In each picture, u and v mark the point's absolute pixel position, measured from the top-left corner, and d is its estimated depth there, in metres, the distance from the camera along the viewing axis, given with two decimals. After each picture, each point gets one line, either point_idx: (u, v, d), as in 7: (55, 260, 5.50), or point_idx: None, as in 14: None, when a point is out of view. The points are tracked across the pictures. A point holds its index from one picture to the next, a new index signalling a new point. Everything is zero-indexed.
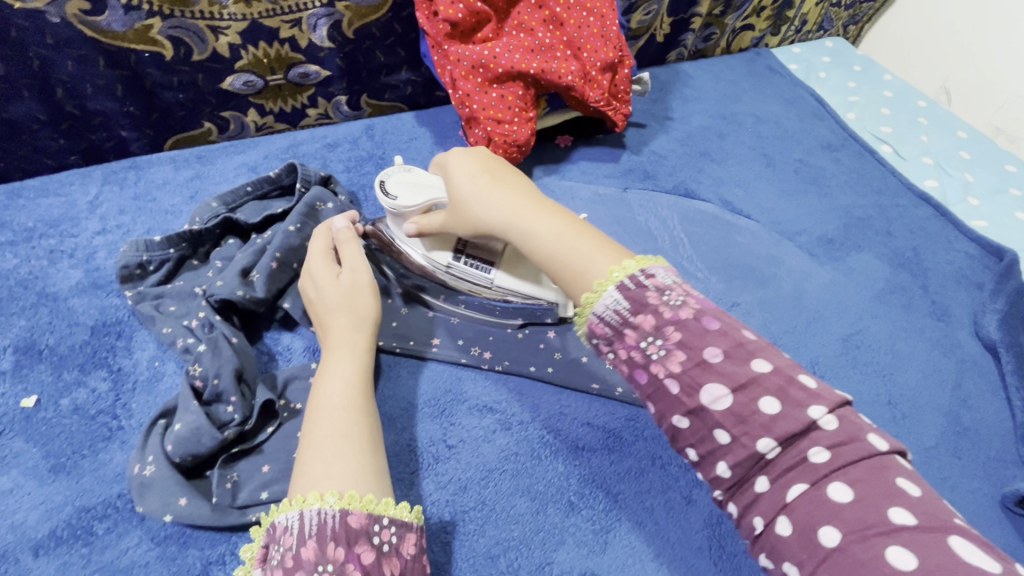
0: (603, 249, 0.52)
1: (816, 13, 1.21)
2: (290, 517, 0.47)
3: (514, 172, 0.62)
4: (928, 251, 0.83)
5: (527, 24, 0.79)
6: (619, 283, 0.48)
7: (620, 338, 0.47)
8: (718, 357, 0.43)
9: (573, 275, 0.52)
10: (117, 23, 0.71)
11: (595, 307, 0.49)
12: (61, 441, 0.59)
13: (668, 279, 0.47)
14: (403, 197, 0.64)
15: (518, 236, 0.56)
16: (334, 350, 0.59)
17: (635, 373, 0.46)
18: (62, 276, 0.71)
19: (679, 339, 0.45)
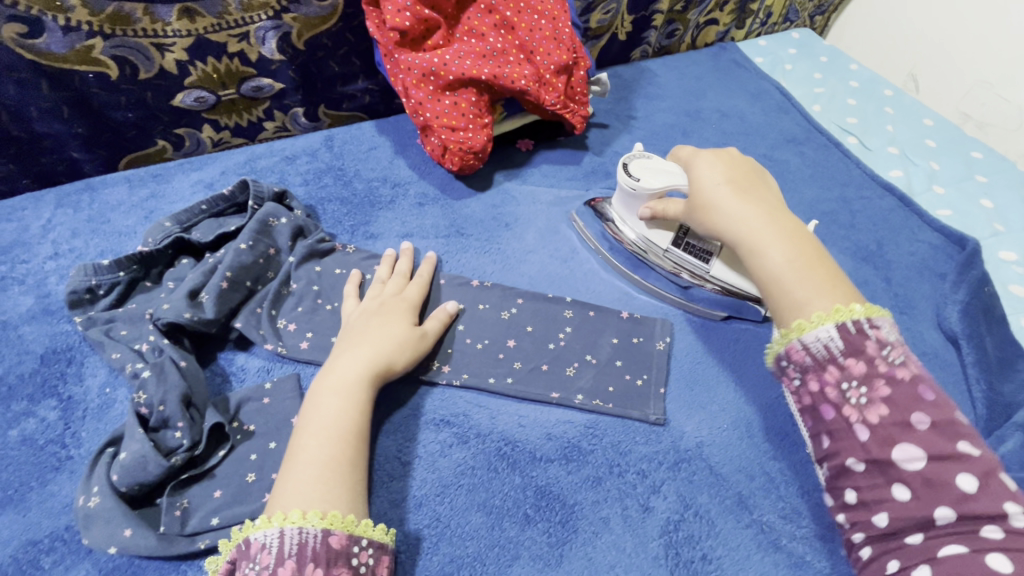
0: (831, 291, 0.53)
1: (780, 5, 1.20)
2: (269, 535, 0.47)
3: (752, 175, 0.65)
4: (892, 243, 0.83)
5: (478, 29, 0.78)
6: (840, 323, 0.50)
7: (819, 370, 0.50)
8: (924, 423, 0.46)
9: (790, 304, 0.54)
10: (57, 44, 0.70)
11: (804, 335, 0.51)
12: (8, 473, 0.58)
13: (891, 336, 0.49)
14: (646, 178, 0.71)
15: (744, 252, 0.58)
16: (351, 365, 0.59)
17: (820, 405, 0.50)
18: (13, 304, 0.70)
19: (887, 394, 0.47)
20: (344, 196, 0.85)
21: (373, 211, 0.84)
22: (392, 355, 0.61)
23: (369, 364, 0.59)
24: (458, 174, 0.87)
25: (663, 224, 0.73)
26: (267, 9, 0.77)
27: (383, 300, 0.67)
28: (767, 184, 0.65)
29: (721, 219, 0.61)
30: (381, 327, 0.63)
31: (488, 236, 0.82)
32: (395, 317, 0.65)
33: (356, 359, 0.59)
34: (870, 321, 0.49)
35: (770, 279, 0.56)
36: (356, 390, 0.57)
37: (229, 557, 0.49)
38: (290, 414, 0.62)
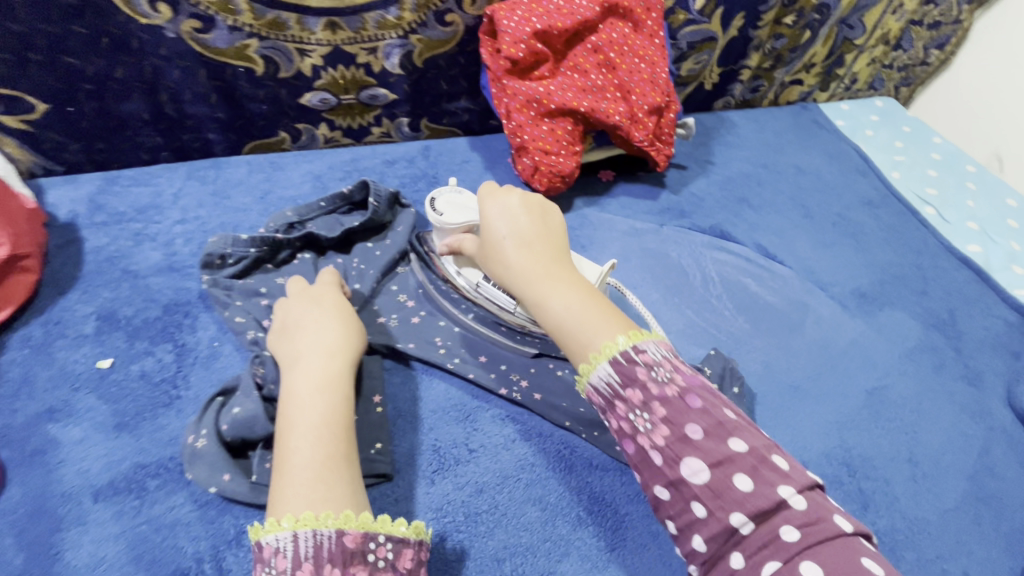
0: (610, 320, 0.53)
1: (867, 73, 1.23)
2: (281, 538, 0.47)
3: (547, 217, 0.63)
4: (965, 314, 0.83)
5: (582, 66, 0.85)
6: (613, 358, 0.50)
7: (613, 407, 0.50)
8: (698, 433, 0.47)
9: (578, 347, 0.53)
10: (221, 40, 0.80)
11: (590, 376, 0.51)
12: (126, 402, 0.65)
13: (658, 355, 0.50)
14: (449, 216, 0.72)
15: (533, 295, 0.58)
16: (317, 362, 0.60)
17: (623, 442, 0.50)
18: (144, 257, 0.80)
19: (665, 415, 0.48)
20: None
21: None
22: (354, 341, 0.64)
23: (332, 354, 0.61)
24: (542, 195, 0.94)
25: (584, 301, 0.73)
26: (398, 30, 0.86)
27: (302, 292, 0.68)
28: (557, 220, 0.64)
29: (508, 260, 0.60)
30: (326, 320, 0.64)
31: None
32: (324, 331, 0.63)
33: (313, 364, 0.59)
34: (636, 348, 0.50)
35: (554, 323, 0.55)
36: (335, 389, 0.58)
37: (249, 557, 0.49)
38: (372, 391, 0.67)
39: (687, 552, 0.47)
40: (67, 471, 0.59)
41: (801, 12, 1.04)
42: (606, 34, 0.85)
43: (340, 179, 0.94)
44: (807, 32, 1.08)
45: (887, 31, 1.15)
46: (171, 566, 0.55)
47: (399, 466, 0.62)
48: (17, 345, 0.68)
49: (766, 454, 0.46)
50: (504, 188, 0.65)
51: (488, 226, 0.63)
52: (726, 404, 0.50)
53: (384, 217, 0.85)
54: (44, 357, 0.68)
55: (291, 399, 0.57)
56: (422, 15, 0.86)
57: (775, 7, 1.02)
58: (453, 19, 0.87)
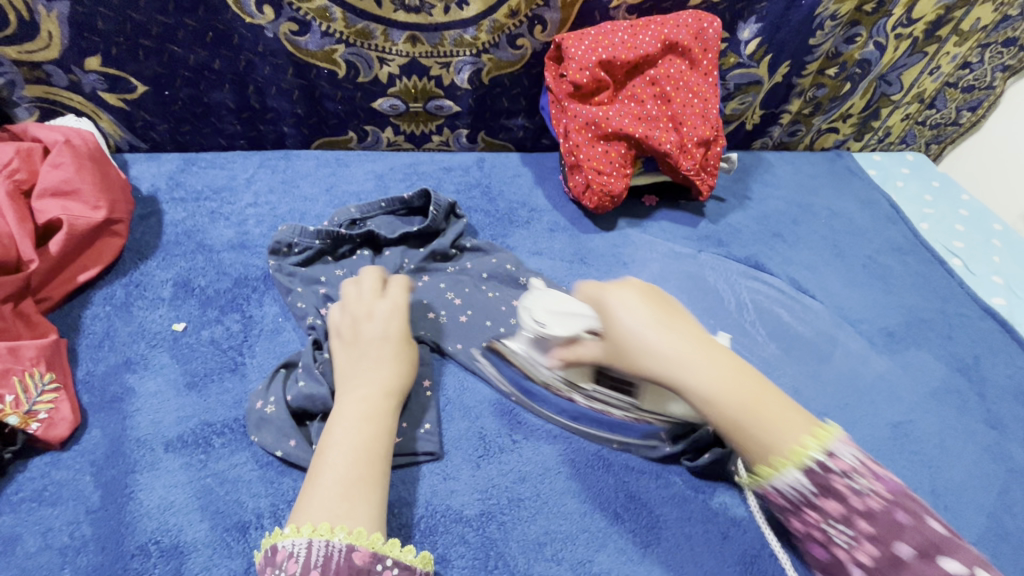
0: (791, 416, 0.52)
1: (900, 127, 1.28)
2: (297, 544, 0.50)
3: (666, 305, 0.61)
4: (989, 361, 0.87)
5: (639, 96, 0.91)
6: (805, 466, 0.50)
7: (800, 512, 0.51)
8: (909, 553, 0.46)
9: (761, 450, 0.52)
10: (312, 44, 0.88)
11: (770, 481, 0.52)
12: (198, 363, 0.70)
13: (854, 460, 0.50)
14: (550, 323, 0.64)
15: (715, 408, 0.54)
16: (369, 391, 0.62)
17: (811, 543, 0.52)
18: (218, 233, 0.86)
19: (870, 531, 0.48)
20: (488, 210, 0.98)
21: (511, 227, 0.96)
22: (405, 374, 0.65)
23: (384, 387, 0.62)
24: (588, 212, 0.99)
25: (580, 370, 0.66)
26: (471, 48, 0.93)
27: (371, 304, 0.70)
28: (684, 310, 0.62)
29: (656, 359, 0.56)
30: (388, 347, 0.66)
31: (607, 270, 0.92)
32: (381, 354, 0.65)
33: (364, 388, 0.62)
34: (830, 455, 0.50)
35: (730, 427, 0.53)
36: (378, 416, 0.60)
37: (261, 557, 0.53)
38: (422, 377, 0.72)
39: None
40: (142, 421, 0.64)
41: (844, 65, 1.10)
42: (664, 68, 0.91)
43: (400, 180, 1.00)
44: (848, 84, 1.14)
45: (923, 90, 1.21)
46: (233, 518, 0.58)
47: (447, 448, 0.66)
48: (100, 301, 0.74)
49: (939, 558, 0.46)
50: (614, 284, 0.62)
51: (608, 319, 0.60)
52: (928, 511, 0.49)
53: (439, 224, 0.88)
54: (125, 315, 0.73)
55: (338, 418, 0.59)
56: (496, 37, 0.92)
57: (820, 59, 1.08)
58: (524, 43, 0.94)
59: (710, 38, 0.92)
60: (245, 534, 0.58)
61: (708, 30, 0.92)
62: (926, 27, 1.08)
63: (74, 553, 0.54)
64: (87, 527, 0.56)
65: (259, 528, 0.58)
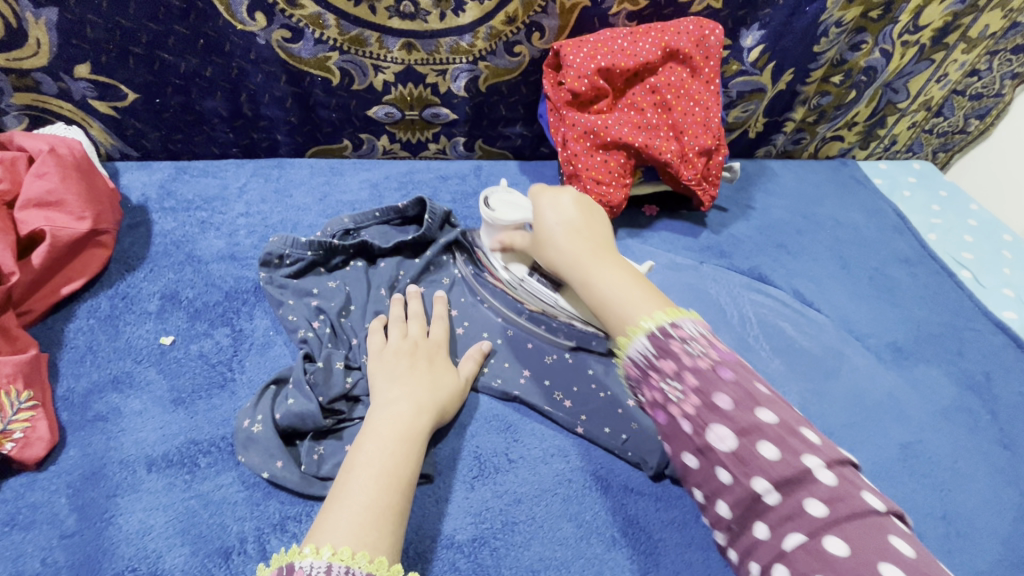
0: (651, 299, 0.56)
1: (907, 135, 1.26)
2: (315, 566, 0.46)
3: (595, 216, 0.69)
4: (1001, 378, 0.84)
5: (638, 104, 0.89)
6: (649, 333, 0.52)
7: (646, 380, 0.52)
8: (727, 405, 0.47)
9: (617, 320, 0.57)
10: (305, 51, 0.86)
11: (627, 353, 0.54)
12: (184, 379, 0.68)
13: (696, 332, 0.51)
14: (502, 212, 0.76)
15: (579, 282, 0.63)
16: (408, 412, 0.60)
17: (658, 412, 0.52)
18: (208, 244, 0.84)
19: (694, 385, 0.48)
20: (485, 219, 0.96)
21: None
22: (444, 403, 0.64)
23: (421, 411, 0.61)
24: None
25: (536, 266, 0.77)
26: (468, 56, 0.91)
27: (419, 341, 0.69)
28: (608, 222, 0.71)
29: (562, 253, 0.66)
30: (429, 376, 0.66)
31: None
32: (421, 375, 0.65)
33: (400, 407, 0.61)
34: (674, 325, 0.52)
35: (598, 305, 0.60)
36: (412, 438, 0.58)
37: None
38: None
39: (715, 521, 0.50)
40: (125, 440, 0.62)
41: (848, 73, 1.08)
42: (665, 76, 0.89)
43: (395, 189, 0.98)
44: (853, 91, 1.12)
45: (930, 98, 1.19)
46: (215, 543, 0.56)
47: (439, 469, 0.64)
48: (84, 314, 0.72)
49: (802, 431, 0.47)
50: (558, 191, 0.72)
51: (538, 220, 0.70)
52: (758, 377, 0.50)
53: (435, 234, 0.86)
54: (111, 328, 0.71)
55: (368, 436, 0.58)
56: (493, 44, 0.90)
57: (825, 66, 1.06)
58: (521, 50, 0.92)
59: (711, 45, 0.90)
60: (227, 559, 0.55)
61: (710, 37, 0.89)
62: (933, 34, 1.06)
63: None
64: (62, 553, 0.54)
65: (242, 554, 0.56)
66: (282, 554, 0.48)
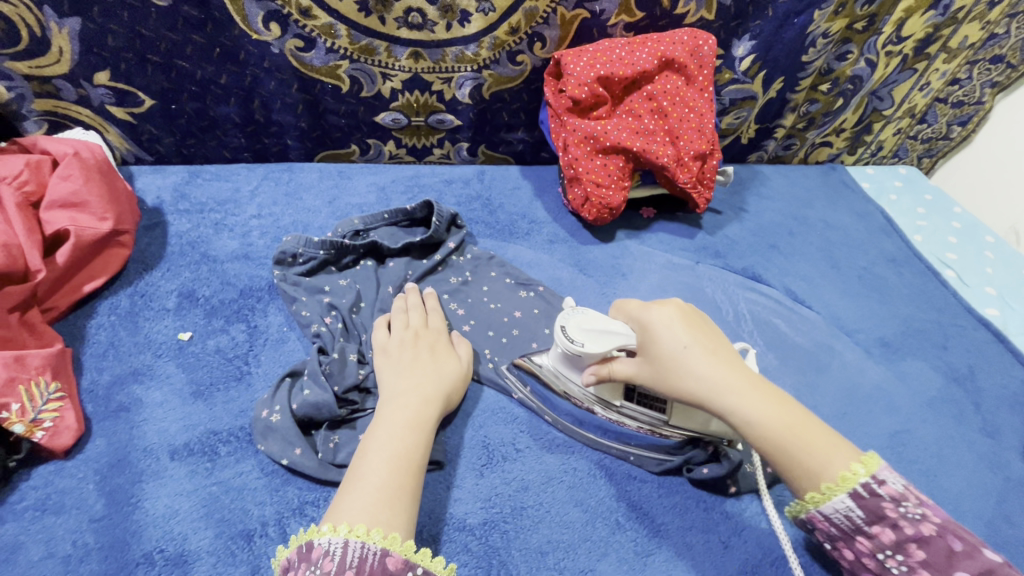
0: (833, 445, 0.56)
1: (892, 141, 1.31)
2: (332, 543, 0.50)
3: (704, 327, 0.63)
4: (984, 370, 0.88)
5: (636, 111, 0.93)
6: (851, 490, 0.54)
7: (851, 540, 0.55)
8: (928, 561, 0.50)
9: (807, 474, 0.56)
10: (317, 59, 0.89)
11: (820, 505, 0.55)
12: (203, 372, 0.71)
13: (899, 486, 0.53)
14: (589, 345, 0.64)
15: (728, 413, 0.58)
16: (415, 401, 0.63)
17: (862, 572, 0.55)
18: (222, 244, 0.87)
19: (922, 558, 0.51)
20: (488, 221, 0.99)
21: (511, 238, 0.97)
22: (450, 388, 0.67)
23: (429, 399, 0.64)
24: (587, 224, 1.01)
25: (610, 387, 0.68)
26: (473, 64, 0.95)
27: (421, 331, 0.72)
28: (711, 325, 0.65)
29: (697, 381, 0.59)
30: (433, 364, 0.69)
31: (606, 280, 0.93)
32: (425, 365, 0.68)
33: (407, 397, 0.64)
34: (876, 478, 0.54)
35: (776, 452, 0.57)
36: (421, 425, 0.61)
37: (290, 557, 0.51)
38: None
39: None
40: (148, 429, 0.64)
41: (836, 81, 1.13)
42: (661, 84, 0.93)
43: (402, 193, 1.01)
44: (840, 99, 1.16)
45: (914, 106, 1.24)
46: (238, 526, 0.59)
47: (450, 457, 0.67)
48: (105, 311, 0.74)
49: (986, 557, 0.49)
50: (653, 303, 0.65)
51: (648, 338, 0.62)
52: (984, 544, 0.50)
53: (442, 235, 0.90)
54: (131, 324, 0.74)
55: (379, 424, 0.61)
56: (497, 53, 0.94)
57: (813, 75, 1.11)
58: (524, 59, 0.96)
59: (704, 54, 0.94)
60: (250, 542, 0.58)
61: (703, 47, 0.94)
62: (915, 45, 1.11)
63: (77, 562, 0.54)
64: (91, 536, 0.56)
65: (264, 536, 0.58)
66: (301, 535, 0.52)
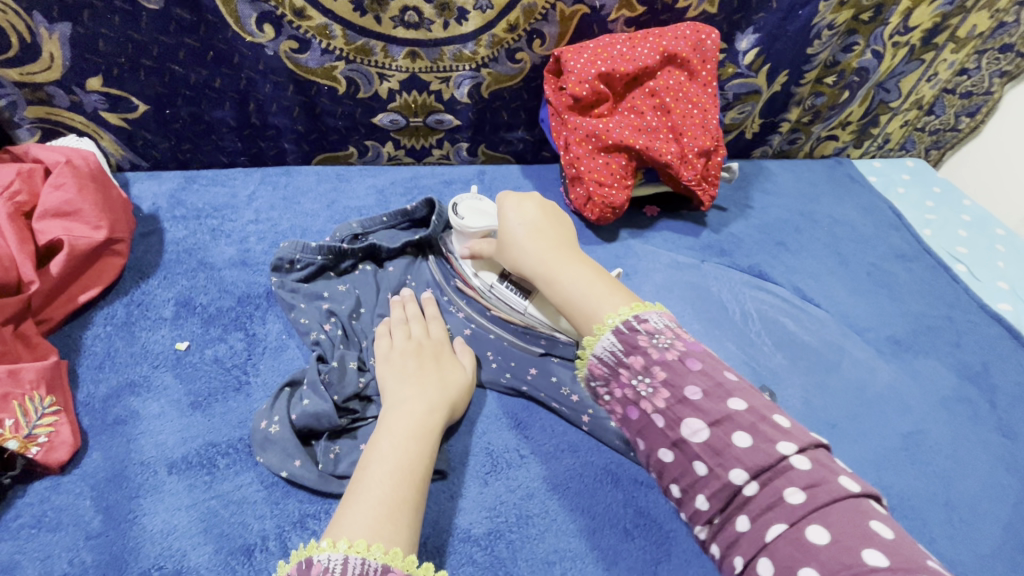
0: (614, 295, 0.62)
1: (900, 134, 1.29)
2: (332, 559, 0.47)
3: (563, 223, 0.72)
4: (999, 368, 0.86)
5: (639, 108, 0.91)
6: (614, 329, 0.57)
7: (617, 376, 0.57)
8: (697, 394, 0.52)
9: (588, 318, 0.61)
10: (312, 61, 0.88)
11: (594, 349, 0.59)
12: (201, 382, 0.70)
13: (660, 324, 0.56)
14: (469, 220, 0.76)
15: (543, 282, 0.67)
16: (420, 411, 0.62)
17: (629, 408, 0.56)
18: (219, 251, 0.85)
19: (664, 378, 0.53)
20: None
21: None
22: (455, 399, 0.66)
23: (434, 409, 0.63)
24: (590, 224, 0.99)
25: (486, 263, 0.77)
26: (471, 63, 0.93)
27: (424, 340, 0.71)
28: (569, 222, 0.73)
29: (532, 260, 0.68)
30: (438, 373, 0.67)
31: None
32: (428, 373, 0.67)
33: (412, 407, 0.62)
34: (637, 318, 0.57)
35: (565, 304, 0.64)
36: (424, 436, 0.60)
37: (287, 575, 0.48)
38: None
39: (691, 514, 0.52)
40: (146, 443, 0.63)
41: (841, 74, 1.11)
42: (663, 80, 0.91)
43: (401, 195, 0.99)
44: (846, 92, 1.14)
45: (921, 97, 1.21)
46: (238, 541, 0.57)
47: (453, 465, 0.65)
48: (101, 321, 0.73)
49: (837, 476, 0.47)
50: (522, 196, 0.74)
51: (504, 224, 0.72)
52: (726, 367, 0.55)
53: (441, 237, 0.87)
54: (128, 334, 0.73)
55: (381, 435, 0.59)
56: (495, 51, 0.93)
57: (818, 67, 1.09)
58: (523, 57, 0.94)
59: (707, 49, 0.92)
60: (250, 557, 0.57)
61: (706, 41, 0.92)
62: (922, 34, 1.08)
63: None
64: (88, 553, 0.55)
65: (264, 551, 0.57)
66: (301, 551, 0.50)
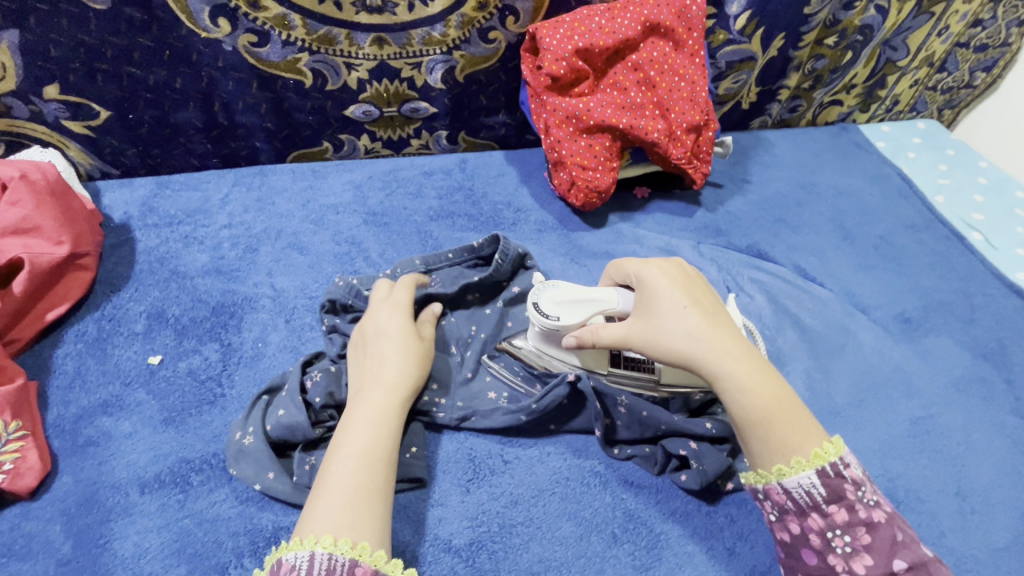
0: (797, 430, 0.54)
1: (909, 94, 1.20)
2: (299, 556, 0.48)
3: (697, 285, 0.64)
4: (1015, 344, 0.82)
5: (621, 83, 0.86)
6: (820, 468, 0.52)
7: (801, 516, 0.53)
8: (902, 568, 0.49)
9: (773, 446, 0.54)
10: (274, 54, 0.84)
11: (786, 478, 0.53)
12: (174, 397, 0.68)
13: (862, 474, 0.53)
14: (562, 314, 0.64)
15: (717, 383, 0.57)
16: (380, 390, 0.59)
17: (802, 550, 0.53)
18: (192, 258, 0.83)
19: (868, 542, 0.50)
20: (471, 213, 0.94)
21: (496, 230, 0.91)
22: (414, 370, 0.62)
23: (392, 389, 0.60)
24: (576, 210, 0.95)
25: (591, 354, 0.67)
26: (442, 46, 0.88)
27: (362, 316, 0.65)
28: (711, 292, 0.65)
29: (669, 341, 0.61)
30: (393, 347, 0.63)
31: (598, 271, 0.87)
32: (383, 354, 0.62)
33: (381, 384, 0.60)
34: (842, 461, 0.53)
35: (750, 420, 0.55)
36: (386, 419, 0.58)
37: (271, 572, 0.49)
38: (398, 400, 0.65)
39: None
40: (116, 463, 0.62)
41: (843, 33, 1.03)
42: (647, 52, 0.86)
43: (379, 189, 0.96)
44: (849, 52, 1.07)
45: (932, 54, 1.13)
46: (211, 560, 0.56)
47: (433, 474, 0.63)
48: (72, 339, 0.71)
49: None
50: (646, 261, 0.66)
51: (648, 293, 0.62)
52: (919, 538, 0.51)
53: (504, 275, 0.77)
54: (99, 351, 0.71)
55: (350, 423, 0.57)
56: (466, 32, 0.88)
57: (817, 28, 1.01)
58: (496, 36, 0.89)
59: (693, 16, 0.87)
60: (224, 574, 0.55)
61: (691, 7, 0.86)
62: None
63: None
64: None
65: (239, 567, 0.56)
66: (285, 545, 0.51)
